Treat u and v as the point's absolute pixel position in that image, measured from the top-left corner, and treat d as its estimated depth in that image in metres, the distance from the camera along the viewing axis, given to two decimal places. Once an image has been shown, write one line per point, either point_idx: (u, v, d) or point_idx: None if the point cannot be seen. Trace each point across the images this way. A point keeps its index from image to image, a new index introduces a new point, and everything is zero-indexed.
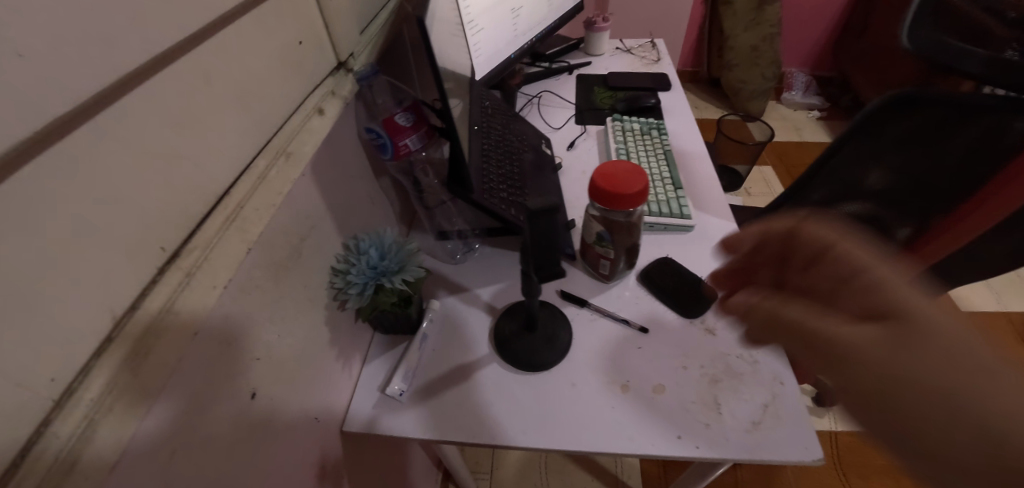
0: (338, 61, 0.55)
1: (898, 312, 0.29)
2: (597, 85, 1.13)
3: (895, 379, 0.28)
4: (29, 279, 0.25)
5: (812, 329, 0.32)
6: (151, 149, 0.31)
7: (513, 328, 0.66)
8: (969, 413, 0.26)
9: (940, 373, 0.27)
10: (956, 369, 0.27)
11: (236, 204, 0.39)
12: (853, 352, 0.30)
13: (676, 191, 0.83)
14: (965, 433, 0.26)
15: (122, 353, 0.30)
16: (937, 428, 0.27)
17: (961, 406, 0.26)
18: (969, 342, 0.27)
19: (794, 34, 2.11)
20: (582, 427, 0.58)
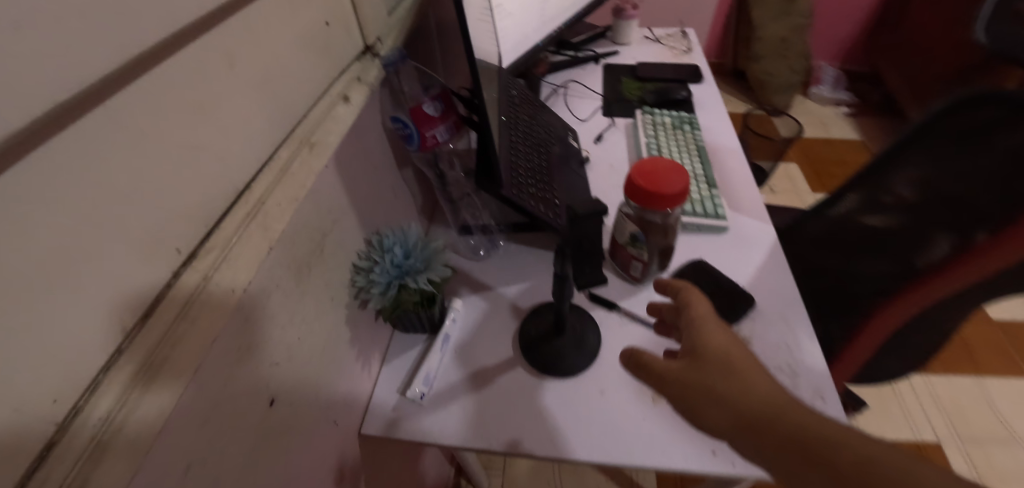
0: (365, 45, 0.51)
1: (702, 343, 0.40)
2: (625, 75, 1.08)
3: (705, 392, 0.38)
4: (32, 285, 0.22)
5: (660, 370, 0.41)
6: (170, 140, 0.28)
7: (539, 330, 0.63)
8: (748, 404, 0.36)
9: (728, 381, 0.37)
10: (740, 375, 0.38)
11: (257, 199, 0.36)
12: (677, 379, 0.40)
13: (710, 189, 0.79)
14: (758, 418, 0.35)
15: (135, 364, 0.28)
16: (741, 418, 0.36)
17: (736, 397, 0.36)
18: (745, 360, 0.39)
19: (825, 26, 2.03)
20: (612, 438, 0.55)
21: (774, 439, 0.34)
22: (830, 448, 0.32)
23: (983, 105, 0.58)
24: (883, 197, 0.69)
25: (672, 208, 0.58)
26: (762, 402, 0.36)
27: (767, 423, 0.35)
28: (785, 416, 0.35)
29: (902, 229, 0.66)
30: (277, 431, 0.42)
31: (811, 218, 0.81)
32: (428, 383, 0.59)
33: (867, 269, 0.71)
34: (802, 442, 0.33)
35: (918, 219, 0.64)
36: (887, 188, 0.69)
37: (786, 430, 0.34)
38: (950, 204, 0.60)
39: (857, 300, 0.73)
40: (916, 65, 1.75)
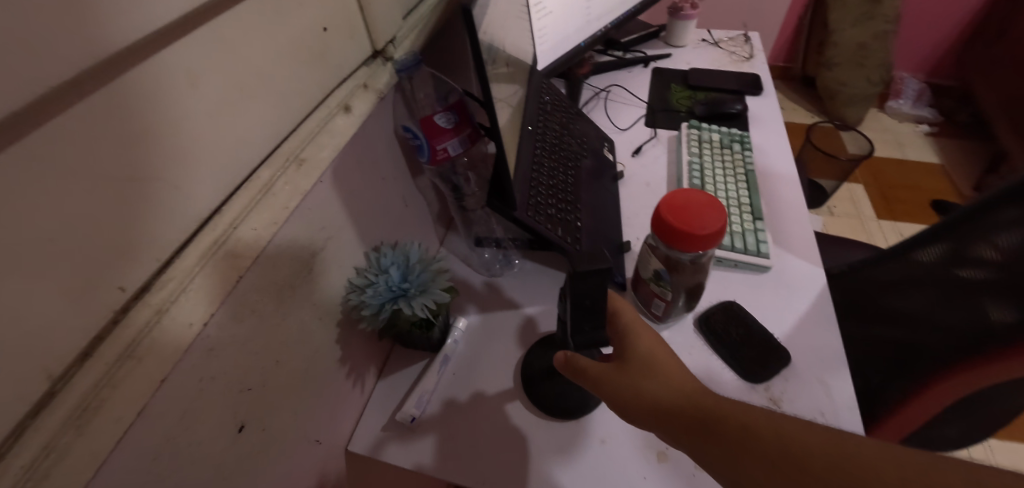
0: (375, 49, 0.48)
1: (628, 348, 0.39)
2: (675, 82, 0.99)
3: (631, 396, 0.37)
4: None
5: (591, 374, 0.40)
6: (115, 171, 0.25)
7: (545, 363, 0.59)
8: (668, 398, 0.35)
9: (652, 381, 0.36)
10: (664, 376, 0.36)
11: (227, 225, 0.33)
12: (603, 380, 0.39)
13: (754, 221, 0.71)
14: (683, 415, 0.34)
15: (67, 410, 0.26)
16: (660, 413, 0.35)
17: (660, 397, 0.35)
18: (666, 362, 0.37)
19: (914, 32, 1.82)
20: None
21: (693, 432, 0.33)
22: (748, 438, 0.30)
23: None
24: (971, 250, 0.58)
25: (703, 250, 0.52)
26: (682, 398, 0.35)
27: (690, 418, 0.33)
28: (706, 409, 0.33)
29: (988, 295, 0.54)
30: (247, 457, 0.40)
31: (876, 266, 0.70)
32: (421, 406, 0.56)
33: (923, 337, 0.61)
34: (719, 430, 0.31)
35: (999, 290, 0.54)
36: (974, 245, 0.58)
37: (703, 420, 0.33)
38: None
39: (908, 362, 0.62)
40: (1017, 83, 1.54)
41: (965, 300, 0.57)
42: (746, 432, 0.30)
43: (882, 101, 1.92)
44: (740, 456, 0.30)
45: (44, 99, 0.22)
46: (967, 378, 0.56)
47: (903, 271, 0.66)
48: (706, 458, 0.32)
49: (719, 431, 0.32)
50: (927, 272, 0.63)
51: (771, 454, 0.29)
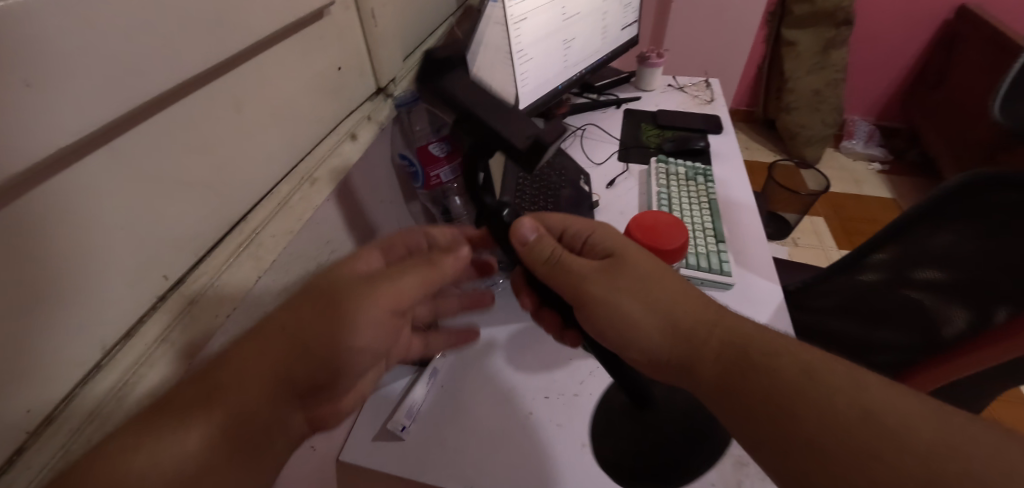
0: (378, 86, 0.55)
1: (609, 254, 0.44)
2: (645, 122, 1.09)
3: (642, 318, 0.40)
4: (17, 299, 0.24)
5: (540, 248, 0.43)
6: (170, 177, 0.31)
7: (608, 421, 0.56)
8: (709, 335, 0.38)
9: (676, 313, 0.39)
10: (687, 307, 0.40)
11: (251, 230, 0.38)
12: (583, 265, 0.43)
13: (717, 244, 0.78)
14: (718, 345, 0.37)
15: (111, 381, 0.29)
16: (681, 339, 0.38)
17: (696, 323, 0.39)
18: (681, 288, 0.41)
19: (861, 81, 2.01)
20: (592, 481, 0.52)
21: (727, 365, 0.36)
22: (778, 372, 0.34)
23: (1010, 186, 0.54)
24: (912, 266, 0.63)
25: (669, 265, 0.58)
26: (717, 334, 0.38)
27: (721, 355, 0.37)
28: (746, 349, 0.36)
29: (935, 306, 0.60)
30: None
31: (826, 280, 0.74)
32: (411, 416, 0.57)
33: (886, 333, 0.66)
34: (746, 361, 0.36)
35: (951, 292, 0.59)
36: (911, 261, 0.64)
37: (737, 360, 0.36)
38: (989, 284, 0.55)
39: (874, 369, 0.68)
40: (955, 127, 1.70)
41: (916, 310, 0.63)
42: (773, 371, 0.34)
43: (838, 141, 2.08)
44: (764, 387, 0.34)
45: (123, 120, 0.27)
46: (934, 374, 0.60)
47: (851, 290, 0.71)
48: (734, 377, 0.35)
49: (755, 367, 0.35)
50: (873, 290, 0.68)
51: (791, 379, 0.34)
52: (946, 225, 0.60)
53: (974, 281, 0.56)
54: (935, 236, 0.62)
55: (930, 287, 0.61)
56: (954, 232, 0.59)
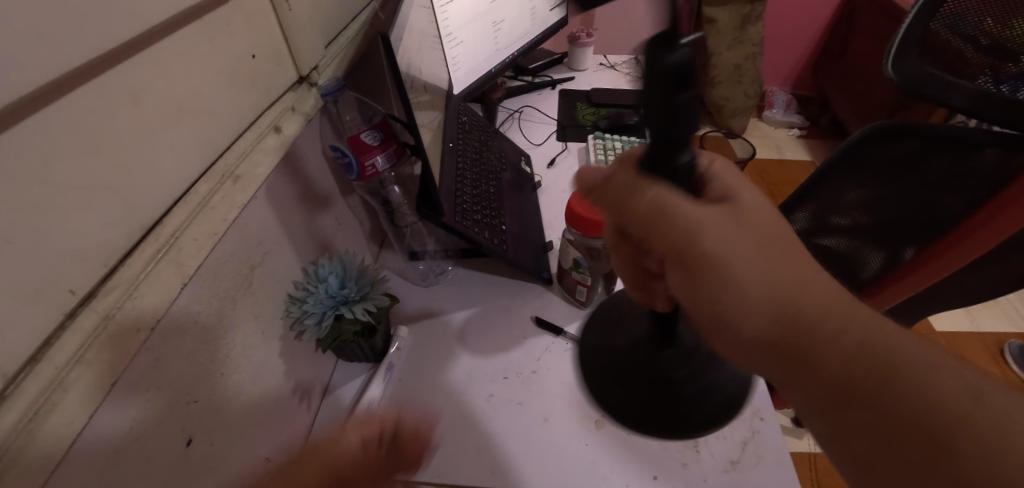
0: (300, 75, 0.52)
1: (686, 240, 0.32)
2: (580, 101, 1.11)
3: (751, 311, 0.30)
4: None
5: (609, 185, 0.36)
6: (63, 179, 0.28)
7: (611, 354, 0.59)
8: (823, 344, 0.29)
9: (855, 321, 0.29)
10: (871, 326, 0.29)
11: (169, 235, 0.35)
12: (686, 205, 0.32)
13: None
14: (861, 374, 0.28)
15: (20, 411, 0.26)
16: (777, 350, 0.30)
17: (846, 339, 0.29)
18: (820, 280, 0.31)
19: (776, 54, 2.14)
20: (555, 461, 0.52)
21: (853, 388, 0.28)
22: (933, 432, 0.26)
23: (909, 136, 0.58)
24: (830, 216, 0.67)
25: None
26: (822, 345, 0.29)
27: (843, 382, 0.28)
28: (877, 370, 0.28)
29: (859, 246, 0.66)
30: (201, 475, 0.40)
31: None
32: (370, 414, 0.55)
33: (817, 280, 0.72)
34: (860, 399, 0.28)
35: (868, 234, 0.65)
36: (827, 212, 0.67)
37: (867, 387, 0.27)
38: (906, 223, 0.61)
39: None
40: (859, 91, 1.85)
41: (842, 254, 0.68)
42: (912, 411, 0.26)
43: (760, 111, 2.21)
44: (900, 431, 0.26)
45: None
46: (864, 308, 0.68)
47: None
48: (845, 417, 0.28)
49: (887, 391, 0.27)
50: (798, 242, 0.71)
51: (919, 418, 0.26)
52: (853, 176, 0.64)
53: (887, 224, 0.62)
54: (846, 190, 0.65)
55: (844, 235, 0.67)
56: (862, 181, 0.63)
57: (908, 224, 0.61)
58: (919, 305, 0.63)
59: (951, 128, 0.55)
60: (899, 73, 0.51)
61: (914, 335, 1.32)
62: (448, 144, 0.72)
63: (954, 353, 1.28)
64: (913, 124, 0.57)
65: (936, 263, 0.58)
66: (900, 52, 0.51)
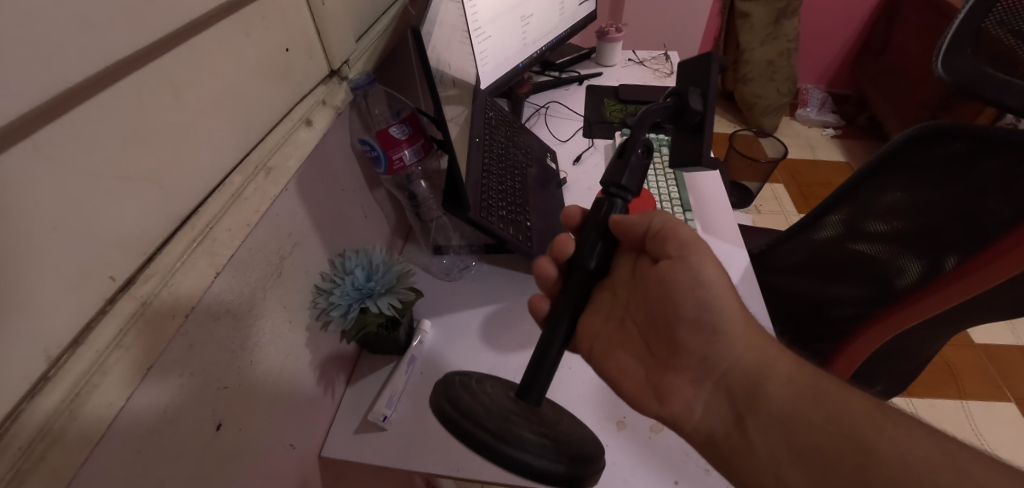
0: (331, 69, 0.53)
1: (695, 316, 0.48)
2: (607, 97, 1.09)
3: (721, 368, 0.47)
4: None
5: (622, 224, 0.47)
6: (103, 169, 0.29)
7: (477, 396, 0.44)
8: (765, 382, 0.44)
9: (799, 381, 0.43)
10: (811, 378, 0.43)
11: (204, 225, 0.36)
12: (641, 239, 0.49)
13: (685, 213, 0.80)
14: (800, 402, 0.42)
15: (61, 394, 0.27)
16: (731, 390, 0.46)
17: (775, 379, 0.44)
18: (773, 348, 0.46)
19: (812, 51, 2.07)
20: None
21: (805, 423, 0.41)
22: (866, 457, 0.38)
23: (953, 140, 0.57)
24: (865, 220, 0.66)
25: None
26: (769, 396, 0.43)
27: (786, 412, 0.42)
28: (805, 398, 0.42)
29: (894, 253, 0.63)
30: (229, 459, 0.41)
31: (785, 243, 0.77)
32: (392, 405, 0.56)
33: (845, 290, 0.69)
34: (816, 439, 0.40)
35: (904, 241, 0.62)
36: (864, 215, 0.66)
37: (821, 430, 0.40)
38: (945, 229, 0.57)
39: (834, 321, 0.71)
40: (899, 90, 1.78)
41: (876, 262, 0.65)
42: (858, 441, 0.38)
43: (793, 109, 2.14)
44: (837, 458, 0.39)
45: (37, 113, 0.25)
46: (889, 323, 0.63)
47: (814, 250, 0.73)
48: (806, 448, 0.40)
49: (836, 434, 0.40)
50: (833, 246, 0.70)
51: (849, 448, 0.39)
52: (894, 179, 0.63)
53: (930, 230, 0.59)
54: (885, 193, 0.64)
55: (883, 240, 0.64)
56: (901, 184, 0.62)
57: (947, 231, 0.57)
58: (965, 315, 0.60)
59: (997, 131, 0.53)
60: (950, 73, 0.50)
61: (950, 346, 1.27)
62: (476, 138, 0.72)
63: (992, 365, 1.23)
64: (957, 127, 0.57)
65: (969, 275, 0.55)
66: (951, 50, 0.50)
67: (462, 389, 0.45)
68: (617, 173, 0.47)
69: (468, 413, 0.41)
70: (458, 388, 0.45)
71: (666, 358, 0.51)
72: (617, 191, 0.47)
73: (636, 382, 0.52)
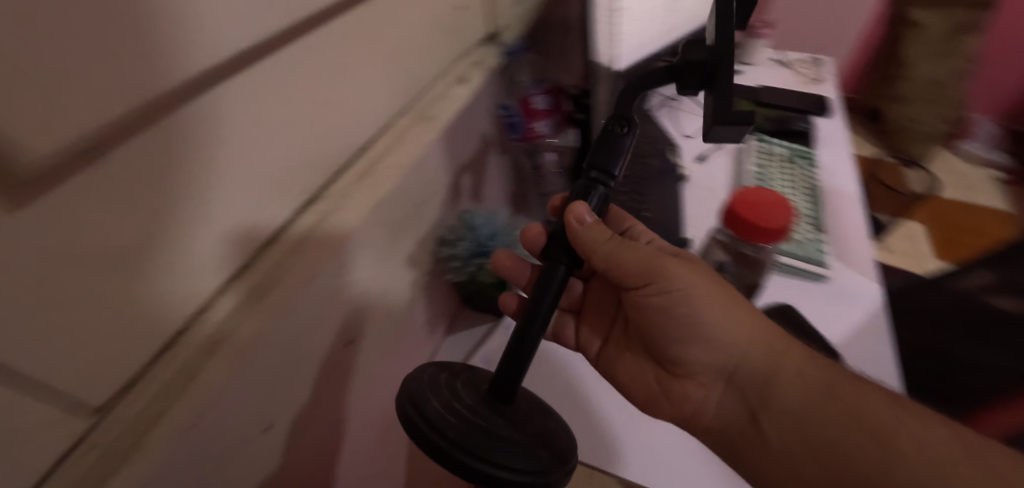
0: (489, 33, 0.55)
1: (703, 330, 0.44)
2: (743, 96, 1.02)
3: (731, 370, 0.44)
4: (202, 186, 0.28)
5: (601, 252, 0.41)
6: (308, 96, 0.34)
7: (449, 397, 0.36)
8: (800, 397, 0.41)
9: (844, 390, 0.40)
10: (887, 399, 0.39)
11: (369, 160, 0.42)
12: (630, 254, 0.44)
13: (816, 233, 0.73)
14: (850, 424, 0.39)
15: (252, 281, 0.34)
16: (744, 389, 0.44)
17: (810, 393, 0.41)
18: (800, 353, 0.43)
19: (995, 77, 1.74)
20: (668, 462, 0.49)
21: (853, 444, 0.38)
22: None
23: None
24: None
25: (771, 242, 0.58)
26: (786, 393, 0.42)
27: (829, 430, 0.39)
28: (863, 420, 0.39)
29: None
30: (349, 378, 0.44)
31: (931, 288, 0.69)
32: None
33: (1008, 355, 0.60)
34: (851, 442, 0.38)
35: None
36: None
37: (852, 433, 0.39)
38: None
39: (981, 387, 0.62)
40: None
41: None
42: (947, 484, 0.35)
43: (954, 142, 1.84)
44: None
45: (278, 38, 0.29)
46: None
47: (969, 303, 0.64)
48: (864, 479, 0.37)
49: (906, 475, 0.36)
50: (998, 303, 0.61)
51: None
52: None
53: None
54: None
55: None
56: None
57: None
58: None
59: None
60: None
61: None
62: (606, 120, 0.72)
63: None
64: None
65: None
66: None
67: (442, 389, 0.37)
68: (605, 160, 0.40)
69: (456, 440, 0.33)
70: (426, 387, 0.37)
71: (672, 367, 0.48)
72: (598, 179, 0.41)
73: (639, 383, 0.51)
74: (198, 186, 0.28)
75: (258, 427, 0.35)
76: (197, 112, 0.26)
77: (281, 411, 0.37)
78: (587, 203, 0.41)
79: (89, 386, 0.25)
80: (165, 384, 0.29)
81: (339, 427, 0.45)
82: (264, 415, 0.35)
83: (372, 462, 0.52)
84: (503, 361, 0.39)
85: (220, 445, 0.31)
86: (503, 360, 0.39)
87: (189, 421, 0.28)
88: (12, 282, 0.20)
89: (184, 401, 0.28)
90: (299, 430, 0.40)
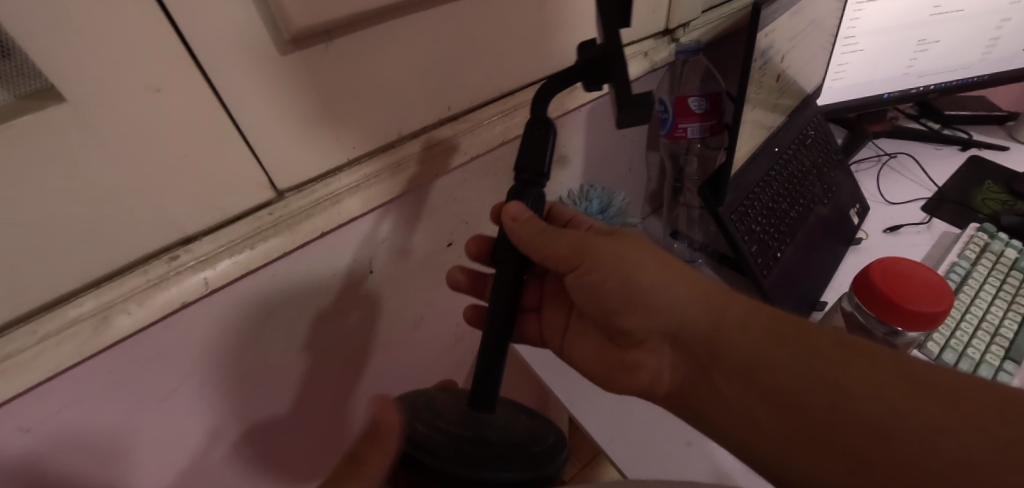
0: (667, 28, 0.57)
1: (659, 315, 0.44)
2: (992, 177, 0.82)
3: (681, 340, 0.43)
4: (384, 78, 0.40)
5: (540, 244, 0.42)
6: (474, 39, 0.43)
7: (428, 413, 0.42)
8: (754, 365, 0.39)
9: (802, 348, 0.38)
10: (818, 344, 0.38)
11: (512, 105, 0.51)
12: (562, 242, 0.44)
13: (1004, 360, 0.59)
14: (808, 388, 0.37)
15: (392, 159, 0.45)
16: (692, 351, 0.43)
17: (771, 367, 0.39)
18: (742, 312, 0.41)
19: None
20: (635, 442, 0.56)
21: (817, 418, 0.36)
22: (916, 445, 0.33)
23: None
24: None
25: (912, 330, 0.50)
26: (737, 349, 0.40)
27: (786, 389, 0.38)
28: (820, 382, 0.37)
29: None
30: (439, 268, 0.59)
31: None
32: None
33: None
34: (808, 396, 0.37)
35: None
36: None
37: (798, 384, 0.37)
38: None
39: None
40: None
41: None
42: (914, 428, 0.33)
43: None
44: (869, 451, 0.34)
45: None
46: None
47: None
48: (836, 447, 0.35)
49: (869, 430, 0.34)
50: None
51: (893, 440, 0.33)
52: None
53: None
54: None
55: None
56: None
57: None
58: None
59: None
60: None
61: None
62: (773, 148, 0.68)
63: None
64: None
65: None
66: None
67: (423, 412, 0.42)
68: (537, 162, 0.40)
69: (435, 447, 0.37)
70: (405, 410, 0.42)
71: (621, 341, 0.49)
72: (534, 179, 0.42)
73: (599, 361, 0.52)
74: (381, 77, 0.39)
75: (367, 268, 0.51)
76: (392, 27, 0.37)
77: (383, 265, 0.52)
78: (523, 201, 0.42)
79: (282, 175, 0.39)
80: (315, 200, 0.42)
81: (420, 302, 0.60)
82: (373, 259, 0.51)
83: (438, 342, 0.68)
84: (477, 374, 0.43)
85: (340, 257, 0.47)
86: (476, 384, 0.43)
87: (324, 228, 0.42)
88: (262, 94, 0.34)
89: (327, 215, 0.42)
90: (393, 285, 0.55)
